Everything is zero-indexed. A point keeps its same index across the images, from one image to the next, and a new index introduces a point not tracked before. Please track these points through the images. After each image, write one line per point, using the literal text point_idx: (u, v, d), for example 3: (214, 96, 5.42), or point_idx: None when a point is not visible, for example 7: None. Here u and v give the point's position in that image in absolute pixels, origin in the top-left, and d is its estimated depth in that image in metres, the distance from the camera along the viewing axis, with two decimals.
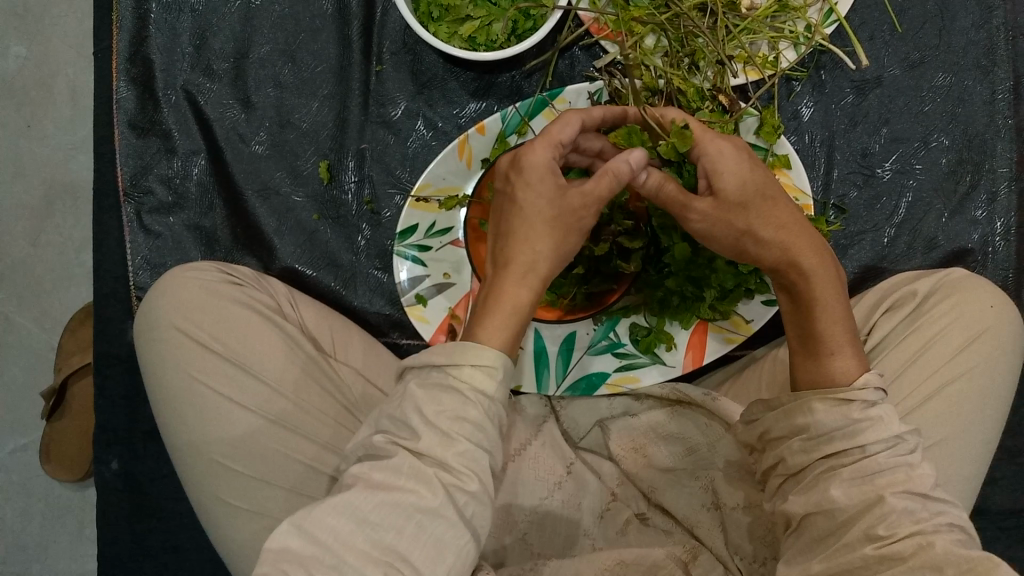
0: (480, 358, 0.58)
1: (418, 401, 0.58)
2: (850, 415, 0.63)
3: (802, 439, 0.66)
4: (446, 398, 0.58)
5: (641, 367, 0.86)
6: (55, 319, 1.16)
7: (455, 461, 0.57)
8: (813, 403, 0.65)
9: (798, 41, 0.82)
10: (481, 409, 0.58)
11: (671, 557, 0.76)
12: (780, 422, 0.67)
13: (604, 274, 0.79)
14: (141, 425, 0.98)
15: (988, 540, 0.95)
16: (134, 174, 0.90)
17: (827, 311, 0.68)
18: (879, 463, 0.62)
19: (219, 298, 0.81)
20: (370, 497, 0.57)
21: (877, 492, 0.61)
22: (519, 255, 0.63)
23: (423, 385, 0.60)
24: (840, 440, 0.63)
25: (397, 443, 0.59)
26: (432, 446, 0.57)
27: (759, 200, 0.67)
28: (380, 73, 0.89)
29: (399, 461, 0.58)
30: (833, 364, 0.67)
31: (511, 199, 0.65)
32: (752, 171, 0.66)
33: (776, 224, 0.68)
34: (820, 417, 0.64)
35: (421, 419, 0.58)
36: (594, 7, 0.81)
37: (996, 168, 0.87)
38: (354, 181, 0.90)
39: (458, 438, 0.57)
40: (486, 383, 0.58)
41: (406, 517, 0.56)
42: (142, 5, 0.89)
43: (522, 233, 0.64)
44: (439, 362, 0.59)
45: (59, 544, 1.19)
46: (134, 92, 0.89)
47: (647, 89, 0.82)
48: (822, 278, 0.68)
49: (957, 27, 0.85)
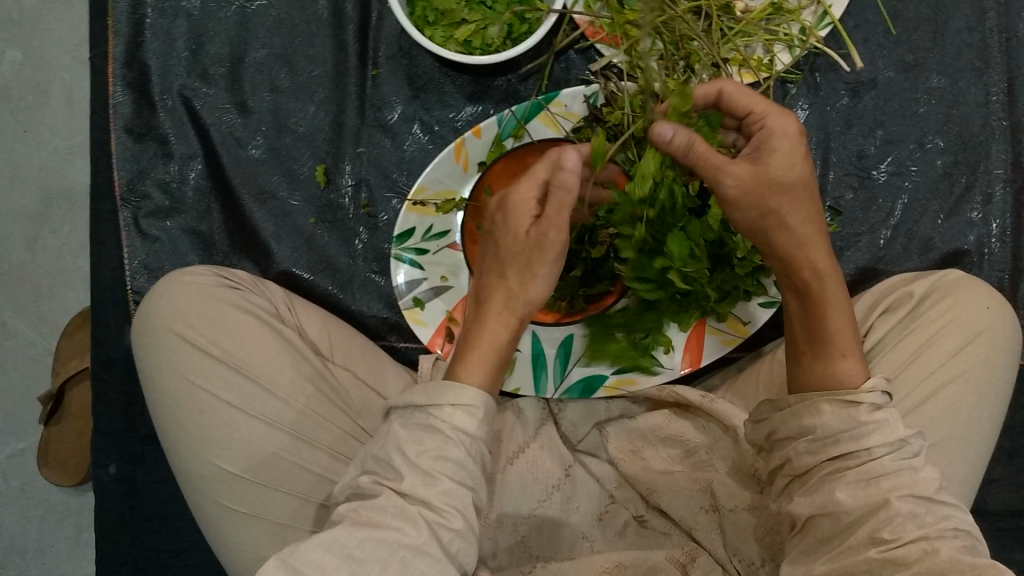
0: (463, 397, 0.60)
1: (400, 442, 0.60)
2: (857, 418, 0.63)
3: (808, 441, 0.66)
4: (429, 439, 0.59)
5: (638, 369, 0.85)
6: (51, 324, 1.16)
7: (438, 500, 0.58)
8: (821, 405, 0.65)
9: (793, 44, 0.82)
10: (462, 447, 0.59)
11: (671, 560, 0.77)
12: (787, 422, 0.67)
13: (602, 277, 0.79)
14: (139, 430, 0.98)
15: (986, 540, 0.96)
16: (131, 178, 0.90)
17: (833, 310, 0.67)
18: (883, 466, 0.62)
19: (218, 302, 0.81)
20: (355, 534, 0.57)
21: (883, 495, 0.62)
22: (498, 294, 0.64)
23: (404, 425, 0.61)
24: (846, 442, 0.63)
25: (382, 483, 0.60)
26: (415, 486, 0.58)
27: (798, 186, 0.64)
28: (377, 76, 0.89)
29: (384, 501, 0.59)
30: (840, 369, 0.67)
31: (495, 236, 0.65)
32: (798, 155, 0.64)
33: (801, 219, 0.65)
34: (827, 418, 0.64)
35: (404, 460, 0.59)
36: (589, 11, 0.81)
37: (991, 169, 0.87)
38: (351, 185, 0.90)
39: (439, 477, 0.58)
40: (467, 423, 0.60)
41: (392, 551, 0.56)
42: (138, 9, 0.89)
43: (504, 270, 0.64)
44: (421, 402, 0.61)
45: (58, 549, 1.19)
46: (131, 96, 0.89)
47: (641, 92, 0.79)
48: (825, 276, 0.67)
49: (951, 29, 0.85)
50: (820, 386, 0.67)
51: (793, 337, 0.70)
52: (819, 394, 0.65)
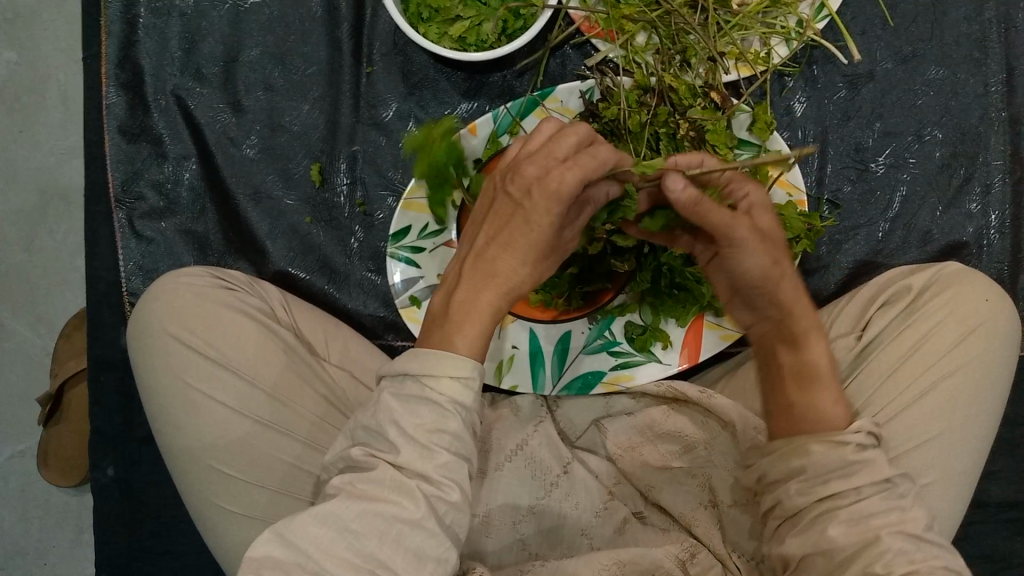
0: (459, 368, 0.57)
1: (395, 414, 0.58)
2: (846, 457, 0.63)
3: (799, 482, 0.65)
4: (425, 410, 0.57)
5: (636, 365, 0.84)
6: (49, 324, 1.16)
7: (437, 474, 0.58)
8: (809, 446, 0.65)
9: (790, 37, 0.81)
10: (459, 419, 0.58)
11: (671, 557, 0.76)
12: (777, 465, 0.67)
13: (598, 274, 0.81)
14: (137, 431, 0.98)
15: (987, 531, 0.96)
16: (125, 179, 0.90)
17: (810, 351, 0.67)
18: (869, 506, 0.62)
19: (212, 302, 0.80)
20: (351, 507, 0.57)
21: (874, 533, 0.61)
22: (501, 262, 0.59)
23: (396, 395, 0.59)
24: (835, 482, 0.63)
25: (375, 455, 0.59)
26: (412, 459, 0.57)
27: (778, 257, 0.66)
28: (371, 74, 0.88)
29: (381, 474, 0.58)
30: (818, 398, 0.66)
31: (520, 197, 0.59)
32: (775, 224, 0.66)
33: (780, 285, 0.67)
34: (815, 458, 0.64)
35: (398, 432, 0.58)
36: (585, 6, 0.81)
37: (990, 161, 0.86)
38: (346, 183, 0.89)
39: (437, 450, 0.57)
40: (463, 394, 0.58)
41: (388, 524, 0.57)
42: (130, 9, 0.88)
43: (519, 234, 0.59)
44: (415, 370, 0.58)
45: (59, 550, 1.19)
46: (124, 96, 0.89)
47: (638, 87, 0.80)
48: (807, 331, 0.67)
49: (949, 20, 0.85)
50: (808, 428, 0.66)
51: (773, 386, 0.69)
52: (811, 436, 0.65)
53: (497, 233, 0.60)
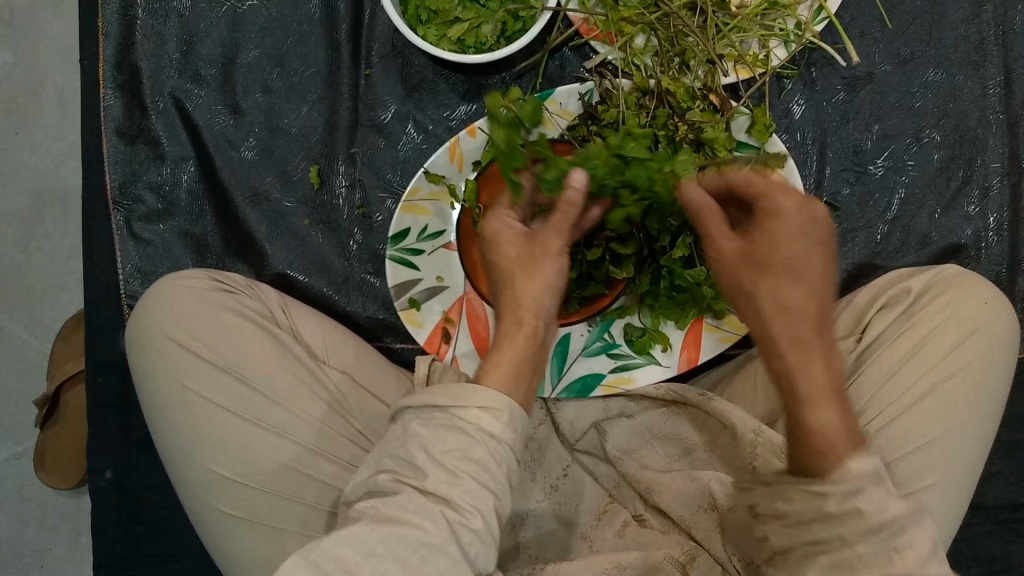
0: (489, 400, 0.59)
1: (423, 440, 0.59)
2: (824, 510, 0.58)
3: (784, 523, 0.62)
4: (452, 438, 0.58)
5: (635, 367, 0.85)
6: (47, 326, 1.16)
7: (459, 499, 0.57)
8: (790, 491, 0.60)
9: (788, 39, 0.81)
10: (487, 448, 0.58)
11: (669, 558, 0.76)
12: (767, 500, 0.63)
13: (597, 279, 0.78)
14: (135, 434, 0.98)
15: (985, 533, 0.96)
16: (123, 181, 0.90)
17: (808, 370, 0.60)
18: (858, 553, 0.57)
19: (211, 305, 0.80)
20: (376, 530, 0.57)
21: (852, 569, 0.58)
22: (508, 300, 0.65)
23: (424, 424, 0.60)
24: (818, 528, 0.59)
25: (404, 482, 0.59)
26: (440, 484, 0.57)
27: (784, 270, 0.61)
28: (370, 76, 0.88)
29: (405, 499, 0.58)
30: (812, 420, 0.59)
31: (526, 251, 0.66)
32: (819, 235, 0.63)
33: (777, 306, 0.61)
34: (797, 506, 0.60)
35: (427, 457, 0.58)
36: (584, 8, 0.81)
37: (989, 163, 0.86)
38: (345, 186, 0.89)
39: (464, 476, 0.57)
40: (494, 425, 0.59)
41: (412, 549, 0.56)
42: (128, 11, 0.88)
43: (523, 274, 0.65)
44: (442, 403, 0.59)
45: (56, 552, 1.18)
46: (122, 99, 0.89)
47: (638, 89, 0.81)
48: (795, 345, 0.60)
49: (947, 22, 0.85)
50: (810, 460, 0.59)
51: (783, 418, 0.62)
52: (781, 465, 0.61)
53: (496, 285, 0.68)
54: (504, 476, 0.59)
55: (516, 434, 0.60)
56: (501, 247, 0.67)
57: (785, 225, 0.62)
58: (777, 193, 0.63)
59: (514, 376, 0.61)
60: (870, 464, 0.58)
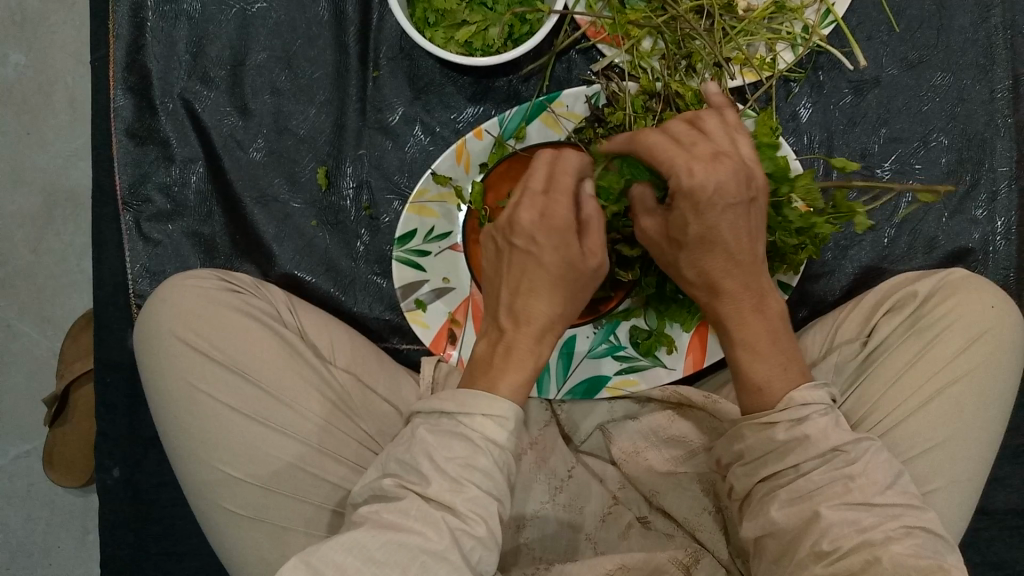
0: (493, 407, 0.61)
1: (429, 447, 0.60)
2: (773, 438, 0.63)
3: (742, 464, 0.67)
4: (457, 446, 0.60)
5: (641, 370, 0.83)
6: (56, 325, 1.17)
7: (463, 507, 0.59)
8: (742, 429, 0.66)
9: (795, 42, 0.81)
10: (491, 456, 0.60)
11: (672, 560, 0.76)
12: (728, 447, 0.69)
13: (602, 281, 0.77)
14: (142, 433, 0.98)
15: (991, 539, 0.95)
16: (133, 181, 0.90)
17: (743, 318, 0.66)
18: (812, 481, 0.62)
19: (219, 305, 0.81)
20: (377, 537, 0.57)
21: (813, 509, 0.62)
22: (544, 312, 0.64)
23: (430, 430, 0.61)
24: (772, 462, 0.64)
25: (406, 487, 0.61)
26: (442, 492, 0.59)
27: (696, 243, 0.64)
28: (377, 78, 0.88)
29: (407, 504, 0.59)
30: (751, 369, 0.66)
31: (583, 272, 0.64)
32: (727, 200, 0.61)
33: (701, 270, 0.65)
34: (750, 441, 0.66)
35: (431, 464, 0.60)
36: (590, 11, 0.81)
37: (996, 167, 0.86)
38: (352, 187, 0.89)
39: (467, 484, 0.59)
40: (498, 433, 0.61)
41: (412, 557, 0.56)
42: (139, 12, 0.89)
43: (561, 287, 0.64)
44: (450, 410, 0.61)
45: (64, 550, 1.19)
46: (132, 100, 0.89)
47: (644, 92, 0.80)
48: (742, 307, 0.66)
49: (955, 26, 0.85)
50: (743, 397, 0.67)
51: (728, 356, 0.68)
52: (743, 417, 0.66)
53: (515, 282, 0.65)
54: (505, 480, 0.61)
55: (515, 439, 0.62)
56: (565, 250, 0.63)
57: (705, 201, 0.61)
58: (690, 165, 0.61)
59: (523, 390, 0.64)
60: (816, 397, 0.64)
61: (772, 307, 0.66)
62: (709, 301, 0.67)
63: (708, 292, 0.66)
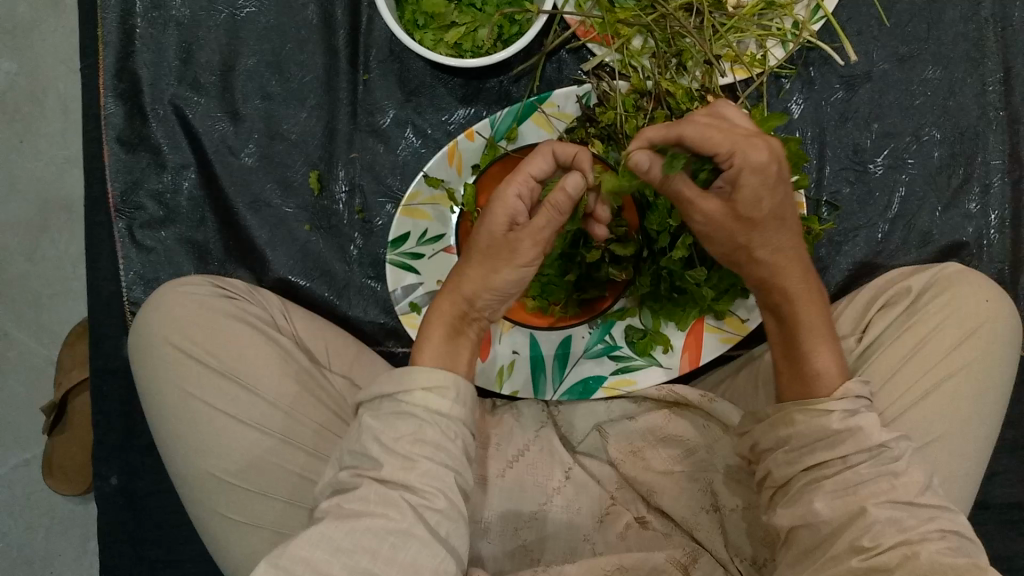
0: (431, 380, 0.62)
1: (375, 431, 0.62)
2: (828, 427, 0.63)
3: (786, 451, 0.66)
4: (402, 425, 0.61)
5: (637, 369, 0.84)
6: (52, 333, 1.16)
7: (419, 483, 0.60)
8: (794, 414, 0.65)
9: (785, 39, 0.81)
10: (439, 428, 0.61)
11: (671, 560, 0.76)
12: (767, 433, 0.68)
13: (596, 282, 0.79)
14: (139, 441, 0.98)
15: (988, 532, 0.95)
16: (125, 188, 0.90)
17: (806, 304, 0.65)
18: (859, 474, 0.62)
19: (211, 311, 0.80)
20: (340, 526, 0.58)
21: (859, 504, 0.62)
22: (466, 280, 0.66)
23: (374, 415, 0.63)
24: (821, 451, 0.64)
25: (362, 475, 0.62)
26: (395, 471, 0.60)
27: (768, 221, 0.62)
28: (368, 81, 0.88)
29: (365, 491, 0.60)
30: (814, 357, 0.65)
31: (497, 243, 0.64)
32: (786, 176, 0.61)
33: (773, 248, 0.64)
34: (801, 428, 0.65)
35: (381, 448, 0.61)
36: (580, 11, 0.80)
37: (989, 160, 0.86)
38: (345, 191, 0.89)
39: (418, 459, 0.60)
40: (440, 403, 0.62)
41: (381, 539, 0.57)
42: (127, 19, 0.88)
43: (481, 259, 0.65)
44: (388, 390, 0.63)
45: (64, 558, 1.19)
46: (122, 107, 0.89)
47: (635, 91, 0.81)
48: (799, 294, 0.65)
49: (946, 19, 0.84)
50: (800, 385, 0.66)
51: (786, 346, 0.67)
52: (794, 404, 0.66)
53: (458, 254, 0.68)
54: (461, 451, 0.62)
55: (465, 409, 0.63)
56: (489, 227, 0.65)
57: (774, 177, 0.60)
58: (751, 142, 0.59)
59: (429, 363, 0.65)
60: (865, 391, 0.65)
61: (825, 295, 0.67)
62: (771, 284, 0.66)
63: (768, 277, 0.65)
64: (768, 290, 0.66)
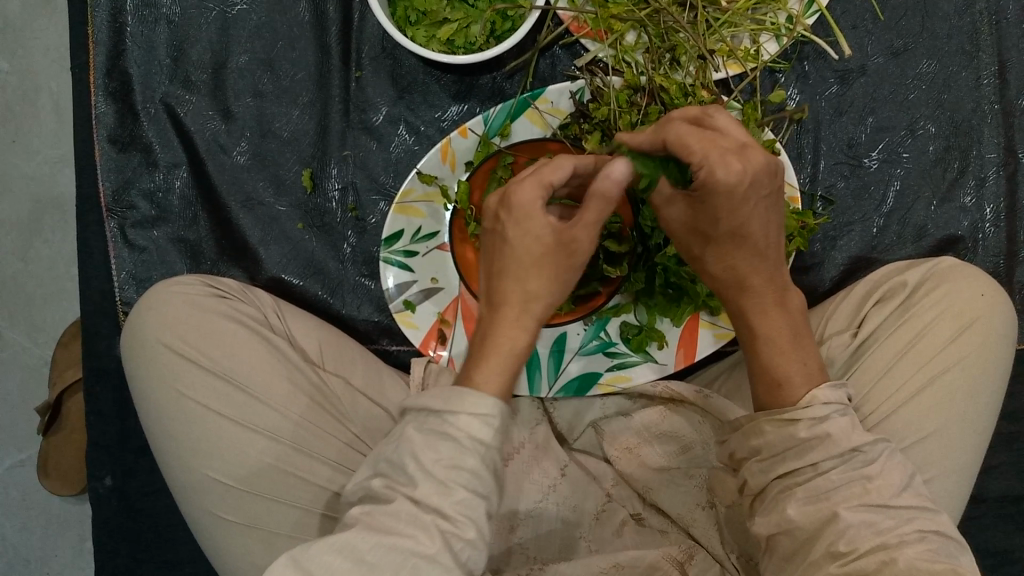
0: (480, 406, 0.57)
1: (414, 447, 0.57)
2: (795, 436, 0.63)
3: (759, 459, 0.66)
4: (444, 446, 0.57)
5: (632, 366, 0.83)
6: (46, 333, 1.16)
7: (453, 510, 0.56)
8: (762, 425, 0.65)
9: (779, 33, 0.80)
10: (478, 456, 0.57)
11: (666, 557, 0.77)
12: (741, 442, 0.68)
13: (592, 279, 0.76)
14: (133, 441, 0.98)
15: (985, 525, 0.95)
16: (117, 188, 0.90)
17: (765, 313, 0.67)
18: (831, 481, 0.61)
19: (205, 311, 0.80)
20: (369, 538, 0.56)
21: (831, 509, 0.61)
22: (521, 288, 0.63)
23: (417, 428, 0.59)
24: (792, 458, 0.63)
25: (396, 489, 0.58)
26: (430, 494, 0.56)
27: (726, 238, 0.65)
28: (360, 78, 0.88)
29: (398, 507, 0.57)
30: (776, 365, 0.66)
31: (551, 248, 0.63)
32: (759, 191, 0.62)
33: (727, 263, 0.66)
34: (769, 437, 0.64)
35: (417, 465, 0.57)
36: (573, 6, 0.80)
37: (984, 154, 0.86)
38: (338, 189, 0.89)
39: (455, 486, 0.56)
40: (483, 431, 0.57)
41: (403, 560, 0.55)
42: (118, 17, 0.88)
43: (533, 272, 0.63)
44: (436, 408, 0.58)
45: (61, 559, 1.19)
46: (113, 106, 0.89)
47: (628, 86, 0.80)
48: (759, 310, 0.67)
49: (940, 12, 0.84)
50: (763, 394, 0.67)
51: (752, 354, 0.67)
52: (761, 415, 0.65)
53: (489, 273, 0.65)
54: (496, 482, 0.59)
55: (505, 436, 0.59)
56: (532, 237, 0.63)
57: (741, 191, 0.60)
58: (725, 159, 0.59)
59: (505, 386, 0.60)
60: (836, 395, 0.64)
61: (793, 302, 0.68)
62: (733, 295, 0.68)
63: (735, 286, 0.67)
64: (727, 300, 0.69)
